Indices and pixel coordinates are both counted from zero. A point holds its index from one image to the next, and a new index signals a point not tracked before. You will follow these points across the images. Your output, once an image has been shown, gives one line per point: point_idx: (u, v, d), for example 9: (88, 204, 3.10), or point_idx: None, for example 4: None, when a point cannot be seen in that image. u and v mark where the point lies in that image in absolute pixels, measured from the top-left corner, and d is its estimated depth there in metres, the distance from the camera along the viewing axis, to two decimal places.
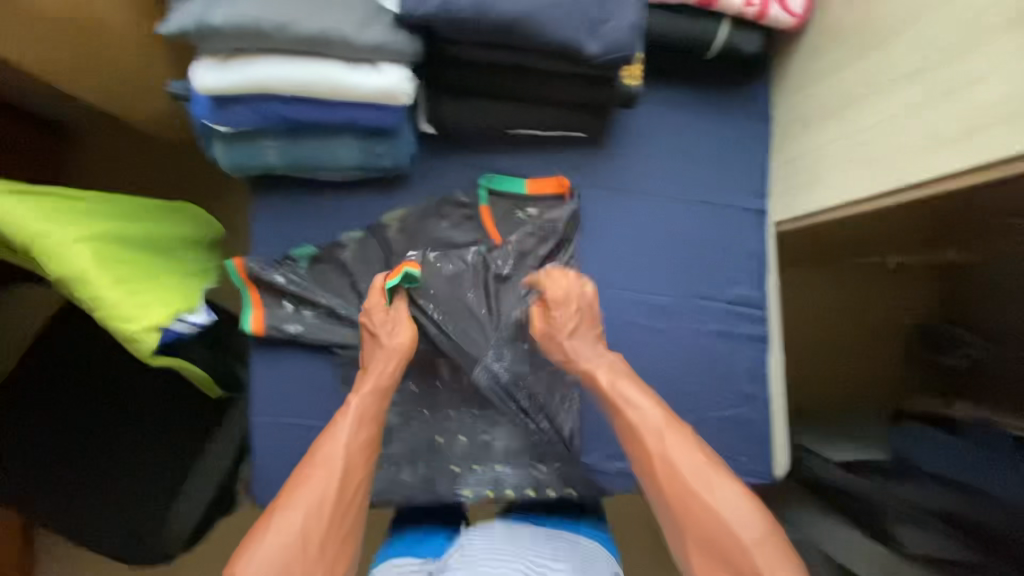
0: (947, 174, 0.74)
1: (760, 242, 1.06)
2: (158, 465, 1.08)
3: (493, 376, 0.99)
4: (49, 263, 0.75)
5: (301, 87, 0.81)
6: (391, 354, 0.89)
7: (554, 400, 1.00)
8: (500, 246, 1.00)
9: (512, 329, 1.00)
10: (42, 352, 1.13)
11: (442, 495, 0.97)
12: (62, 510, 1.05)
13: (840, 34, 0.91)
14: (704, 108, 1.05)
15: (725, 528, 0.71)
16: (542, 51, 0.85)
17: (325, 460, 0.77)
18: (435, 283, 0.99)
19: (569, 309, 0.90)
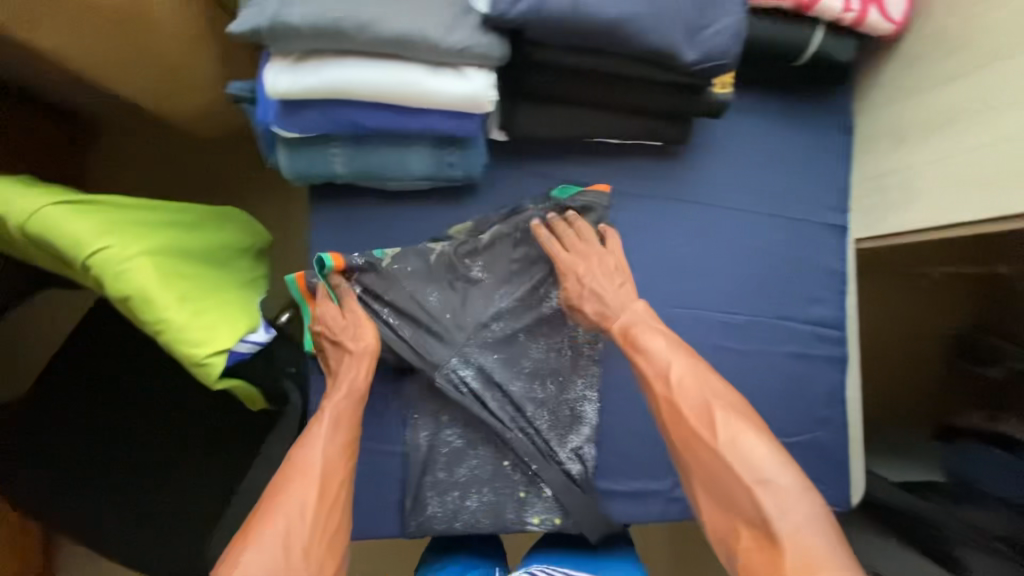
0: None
1: (839, 260, 1.02)
2: (198, 484, 1.02)
3: (457, 382, 0.91)
4: (110, 281, 0.69)
5: (381, 93, 0.75)
6: (362, 357, 0.85)
7: (529, 415, 0.93)
8: (465, 243, 0.92)
9: (476, 335, 0.92)
10: (79, 356, 1.06)
11: (510, 522, 0.92)
12: (97, 525, 0.97)
13: (946, 44, 0.86)
14: (784, 117, 1.00)
15: (728, 468, 0.67)
16: (636, 57, 0.79)
17: (304, 468, 0.73)
18: (394, 285, 0.90)
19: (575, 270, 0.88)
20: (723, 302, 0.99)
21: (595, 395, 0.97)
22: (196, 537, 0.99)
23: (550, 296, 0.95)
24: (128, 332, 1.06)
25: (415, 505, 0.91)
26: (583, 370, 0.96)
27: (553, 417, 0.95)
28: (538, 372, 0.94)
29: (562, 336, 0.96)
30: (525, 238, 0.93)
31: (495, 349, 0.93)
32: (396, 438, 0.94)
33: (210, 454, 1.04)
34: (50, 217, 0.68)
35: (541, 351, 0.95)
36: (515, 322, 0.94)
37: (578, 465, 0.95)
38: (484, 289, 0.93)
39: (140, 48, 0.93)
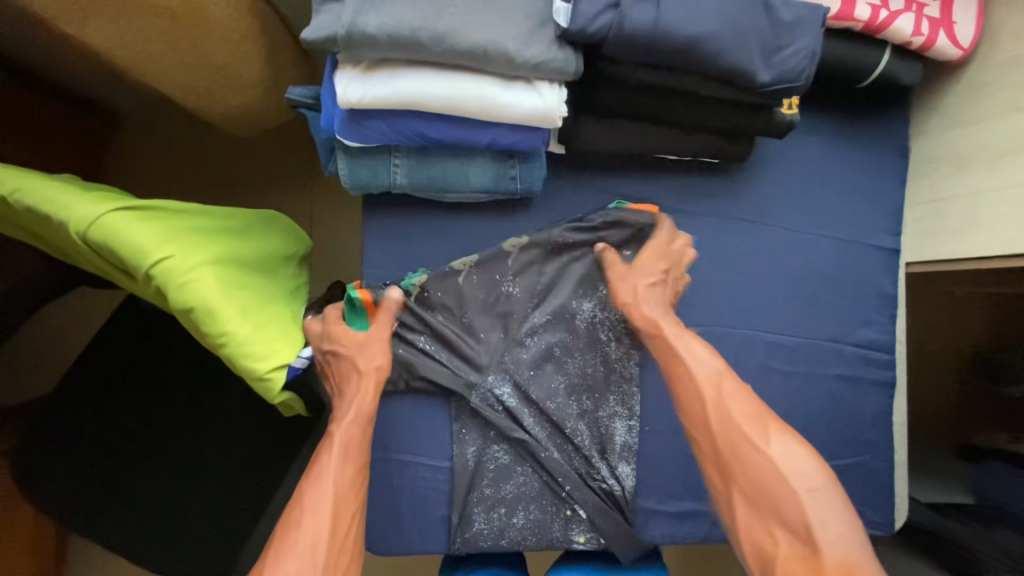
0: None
1: (890, 283, 1.01)
2: (226, 498, 0.95)
3: (491, 402, 0.90)
4: (171, 293, 0.66)
5: (451, 105, 0.72)
6: (369, 376, 0.80)
7: (568, 431, 0.91)
8: (499, 262, 0.91)
9: (512, 351, 0.91)
10: (97, 344, 0.98)
11: (556, 539, 0.90)
12: (119, 530, 0.91)
13: (1016, 75, 0.86)
14: (841, 138, 0.99)
15: (776, 475, 0.64)
16: (709, 77, 0.77)
17: (315, 503, 0.67)
18: (430, 306, 0.90)
19: (658, 264, 0.87)
20: (776, 323, 0.97)
21: (627, 411, 0.94)
22: (225, 553, 0.93)
23: (580, 308, 0.93)
24: (155, 328, 1.00)
25: (461, 521, 0.90)
26: (616, 387, 0.94)
27: (590, 435, 0.92)
28: (573, 387, 0.92)
29: (596, 353, 0.93)
30: (561, 254, 0.92)
31: (530, 365, 0.91)
32: (441, 453, 0.91)
33: (239, 462, 0.97)
34: (109, 223, 0.64)
35: (576, 367, 0.93)
36: (549, 337, 0.92)
37: (616, 484, 0.92)
38: (517, 305, 0.92)
39: (188, 44, 0.90)
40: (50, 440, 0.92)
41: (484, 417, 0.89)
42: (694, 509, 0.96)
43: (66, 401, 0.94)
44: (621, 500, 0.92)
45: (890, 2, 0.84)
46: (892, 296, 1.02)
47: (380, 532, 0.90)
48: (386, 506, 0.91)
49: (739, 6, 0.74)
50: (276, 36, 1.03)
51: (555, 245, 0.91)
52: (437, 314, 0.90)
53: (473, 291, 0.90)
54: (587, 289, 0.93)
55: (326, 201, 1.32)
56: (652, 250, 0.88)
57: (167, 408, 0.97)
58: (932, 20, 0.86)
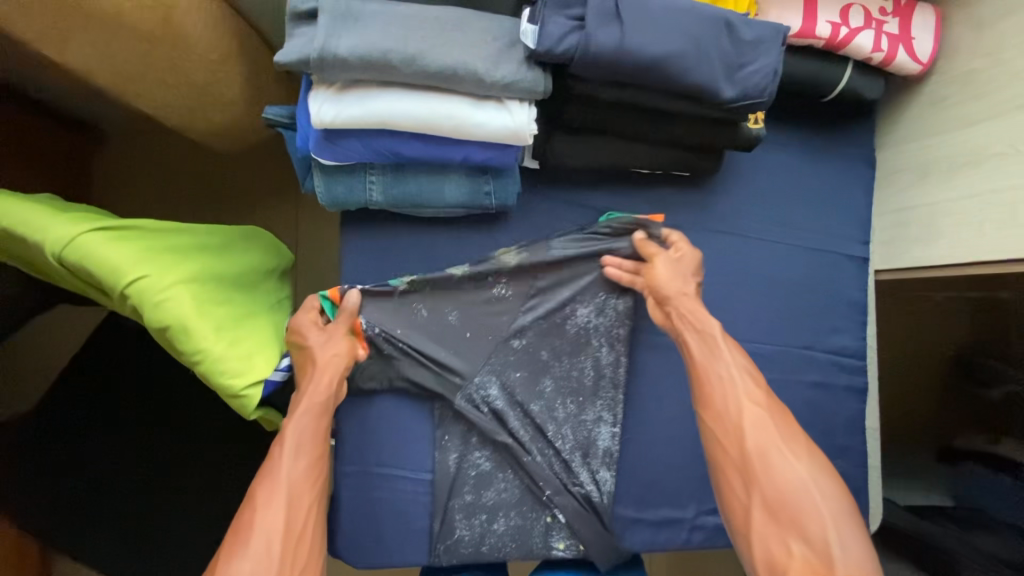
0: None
1: (860, 291, 1.03)
2: (207, 515, 0.95)
3: (477, 404, 0.90)
4: (146, 312, 0.67)
5: (423, 125, 0.74)
6: (327, 366, 0.78)
7: (550, 434, 0.92)
8: (492, 264, 0.90)
9: (502, 353, 0.91)
10: (76, 363, 0.99)
11: (536, 548, 0.91)
12: (97, 548, 0.91)
13: (974, 88, 0.88)
14: (811, 150, 1.02)
15: (802, 488, 0.66)
16: (675, 94, 0.80)
17: (269, 501, 0.67)
18: (419, 304, 0.89)
19: (688, 266, 0.87)
20: (750, 332, 0.99)
21: (611, 417, 0.95)
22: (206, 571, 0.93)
23: (575, 312, 0.93)
24: (135, 344, 1.01)
25: (442, 528, 0.90)
26: (602, 394, 0.95)
27: (573, 439, 0.93)
28: (559, 392, 0.93)
29: (585, 358, 0.94)
30: (559, 260, 0.91)
31: (518, 367, 0.92)
32: (422, 465, 0.92)
33: (220, 480, 0.97)
34: (84, 243, 0.66)
35: (562, 371, 0.93)
36: (538, 340, 0.92)
37: (595, 489, 0.93)
38: (508, 307, 0.92)
39: (168, 64, 0.92)
40: (28, 461, 0.92)
41: (469, 421, 0.90)
42: (672, 517, 0.97)
43: (45, 420, 0.94)
44: (599, 506, 0.93)
45: (851, 19, 0.87)
46: (862, 304, 1.04)
47: (360, 545, 0.91)
48: (366, 520, 0.91)
49: (702, 26, 0.76)
50: (257, 55, 1.05)
51: (552, 251, 0.91)
52: (423, 312, 0.89)
53: (463, 291, 0.90)
54: (583, 293, 0.93)
55: (310, 216, 1.34)
56: (690, 254, 0.88)
57: (148, 426, 0.97)
58: (892, 36, 0.89)
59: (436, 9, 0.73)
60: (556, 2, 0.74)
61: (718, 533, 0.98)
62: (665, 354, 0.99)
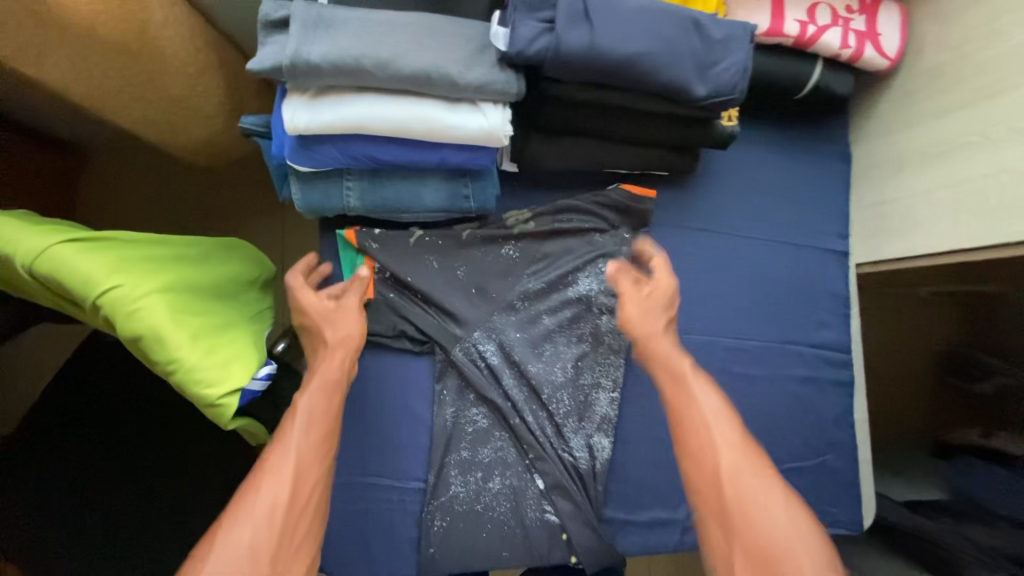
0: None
1: (842, 284, 1.03)
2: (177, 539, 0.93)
3: (475, 357, 0.91)
4: (119, 320, 0.66)
5: (399, 129, 0.74)
6: (337, 346, 0.79)
7: (545, 397, 0.92)
8: (495, 221, 0.93)
9: (503, 312, 0.93)
10: (56, 387, 0.98)
11: (532, 540, 0.88)
12: None
13: (940, 80, 0.89)
14: (786, 146, 1.03)
15: (785, 541, 0.58)
16: (647, 92, 0.81)
17: (277, 465, 0.62)
18: (432, 257, 0.92)
19: (660, 298, 0.81)
20: (733, 327, 0.99)
21: (610, 383, 0.94)
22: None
23: (577, 281, 0.95)
24: (110, 368, 0.99)
25: (437, 483, 0.88)
26: (602, 359, 0.94)
27: (567, 404, 0.92)
28: (558, 354, 0.93)
29: (587, 323, 0.95)
30: (564, 229, 0.94)
31: (519, 326, 0.93)
32: (413, 473, 0.89)
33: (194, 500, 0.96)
34: (55, 255, 0.65)
35: (565, 335, 0.94)
36: (539, 302, 0.94)
37: (586, 456, 0.92)
38: (512, 269, 0.94)
39: (145, 78, 0.92)
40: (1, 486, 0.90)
41: (462, 372, 0.90)
42: (664, 517, 0.93)
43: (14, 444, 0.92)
44: (588, 473, 0.91)
45: (818, 17, 0.88)
46: (845, 297, 1.03)
47: (343, 557, 0.87)
48: (350, 534, 0.87)
49: (671, 26, 0.77)
50: (234, 69, 1.06)
51: (560, 214, 0.94)
52: (433, 266, 0.92)
53: (471, 252, 0.93)
54: (586, 262, 0.95)
55: (294, 230, 1.33)
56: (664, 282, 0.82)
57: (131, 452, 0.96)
58: (859, 33, 0.91)
59: (407, 15, 0.74)
60: (526, 6, 0.74)
61: None
62: None
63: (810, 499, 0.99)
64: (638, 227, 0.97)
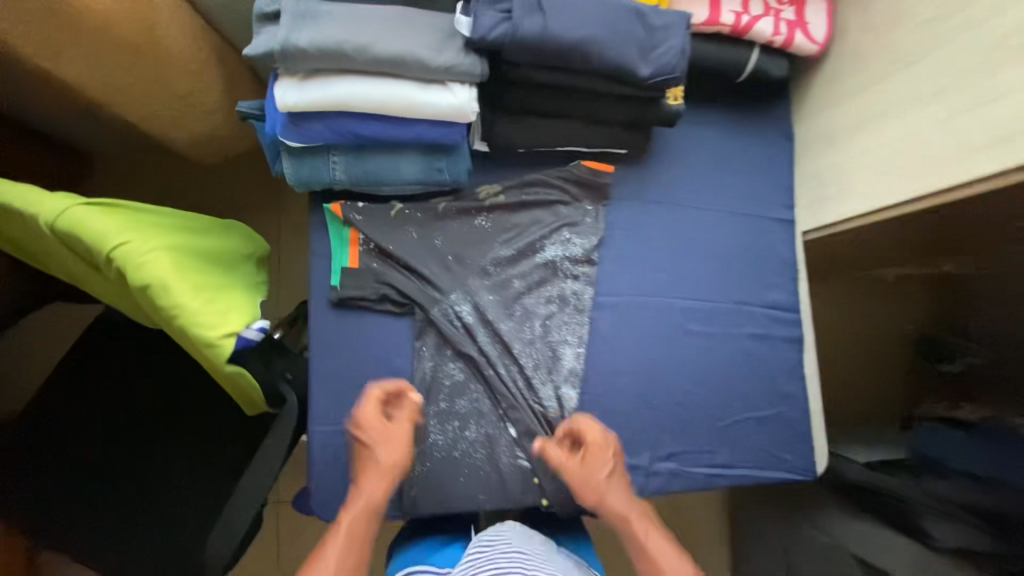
0: (985, 173, 0.80)
1: (790, 250, 1.12)
2: (180, 489, 1.10)
3: (452, 317, 1.00)
4: (129, 270, 0.75)
5: (378, 106, 0.84)
6: (384, 470, 0.87)
7: (516, 352, 1.00)
8: (468, 196, 1.03)
9: (477, 276, 1.02)
10: (79, 361, 1.16)
11: (505, 482, 0.97)
12: (72, 526, 1.07)
13: (862, 61, 1.00)
14: (733, 126, 1.13)
15: None
16: (598, 74, 0.91)
17: None
18: (410, 228, 1.01)
19: (607, 452, 0.92)
20: (689, 289, 1.08)
21: (576, 339, 1.03)
22: (178, 538, 1.08)
23: (543, 248, 1.04)
24: (126, 347, 1.18)
25: (417, 431, 0.96)
26: (569, 319, 1.03)
27: (535, 358, 1.01)
28: (527, 314, 1.03)
29: (553, 286, 1.04)
30: (531, 202, 1.04)
31: (491, 289, 1.02)
32: (395, 423, 0.97)
33: (194, 458, 1.13)
34: (74, 214, 0.75)
35: (534, 296, 1.03)
36: (510, 268, 1.03)
37: (555, 405, 1.00)
38: (485, 237, 1.03)
39: (152, 75, 1.03)
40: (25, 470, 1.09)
41: (440, 330, 0.99)
42: (629, 463, 1.01)
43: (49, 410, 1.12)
44: (556, 420, 0.99)
45: (751, 7, 1.00)
46: (792, 261, 1.12)
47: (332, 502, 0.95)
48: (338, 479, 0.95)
49: (615, 15, 0.88)
50: (232, 69, 1.17)
51: (526, 187, 1.05)
52: (412, 235, 1.01)
53: (447, 223, 1.03)
54: (552, 230, 1.04)
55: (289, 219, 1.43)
56: (591, 435, 0.94)
57: (133, 424, 1.13)
58: (789, 22, 1.02)
59: (384, 8, 0.85)
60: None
61: (672, 479, 1.02)
62: (613, 313, 1.05)
63: (767, 447, 1.06)
64: (599, 199, 1.06)
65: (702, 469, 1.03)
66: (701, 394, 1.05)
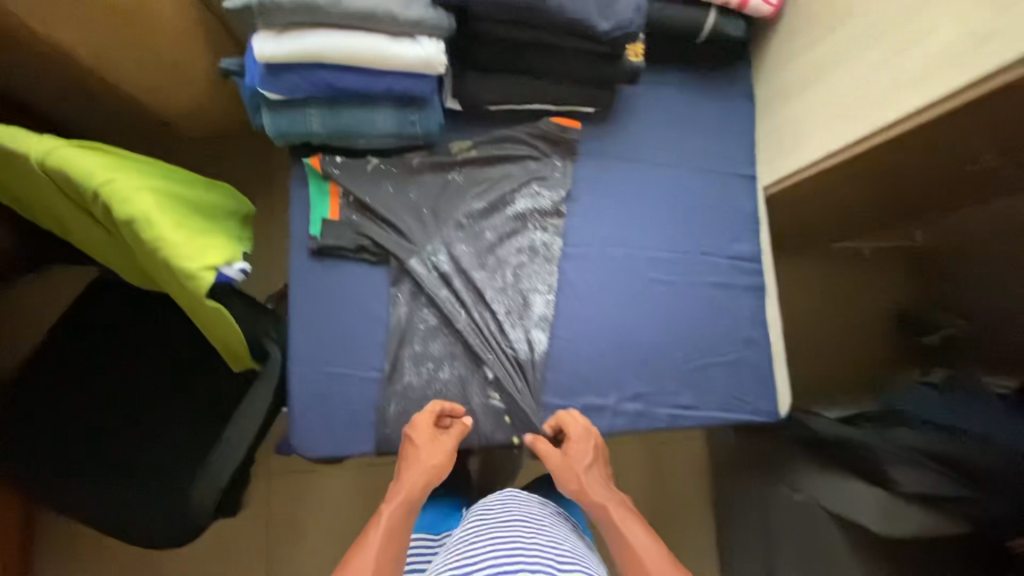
0: (921, 107, 0.85)
1: (751, 204, 1.18)
2: (170, 438, 1.15)
3: (428, 266, 1.05)
4: (113, 203, 0.80)
5: (351, 57, 0.90)
6: (426, 466, 0.91)
7: (488, 298, 1.05)
8: (442, 152, 1.09)
9: (451, 228, 1.07)
10: (76, 321, 1.20)
11: (478, 420, 1.02)
12: (62, 474, 1.10)
13: (813, 18, 1.05)
14: (696, 88, 1.19)
15: None
16: (560, 29, 0.97)
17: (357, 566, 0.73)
18: (388, 183, 1.07)
19: (587, 443, 0.98)
20: (654, 240, 1.13)
21: (545, 286, 1.08)
22: (166, 485, 1.12)
23: (514, 201, 1.09)
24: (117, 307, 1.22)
25: (392, 371, 1.01)
26: (539, 268, 1.08)
27: (507, 305, 1.06)
28: (499, 263, 1.07)
29: (524, 236, 1.09)
30: (502, 158, 1.10)
31: (465, 240, 1.07)
32: (372, 364, 1.02)
33: (183, 410, 1.17)
34: (62, 151, 0.79)
35: (506, 247, 1.08)
36: (483, 220, 1.08)
37: (526, 348, 1.04)
38: (459, 191, 1.08)
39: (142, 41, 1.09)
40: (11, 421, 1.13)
41: (414, 278, 1.04)
42: (597, 403, 1.05)
43: (45, 365, 1.17)
44: (527, 362, 1.04)
45: None
46: (754, 214, 1.17)
47: (313, 439, 0.99)
48: (318, 417, 1.00)
49: None
50: (218, 39, 1.23)
51: (498, 143, 1.10)
52: (389, 190, 1.06)
53: (423, 178, 1.08)
54: (523, 183, 1.09)
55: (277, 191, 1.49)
56: (571, 428, 0.99)
57: (127, 379, 1.18)
58: None
59: None
60: None
61: (638, 418, 1.06)
62: (582, 262, 1.10)
63: (731, 389, 1.10)
64: (567, 154, 1.12)
65: (667, 409, 1.07)
66: (666, 339, 1.10)
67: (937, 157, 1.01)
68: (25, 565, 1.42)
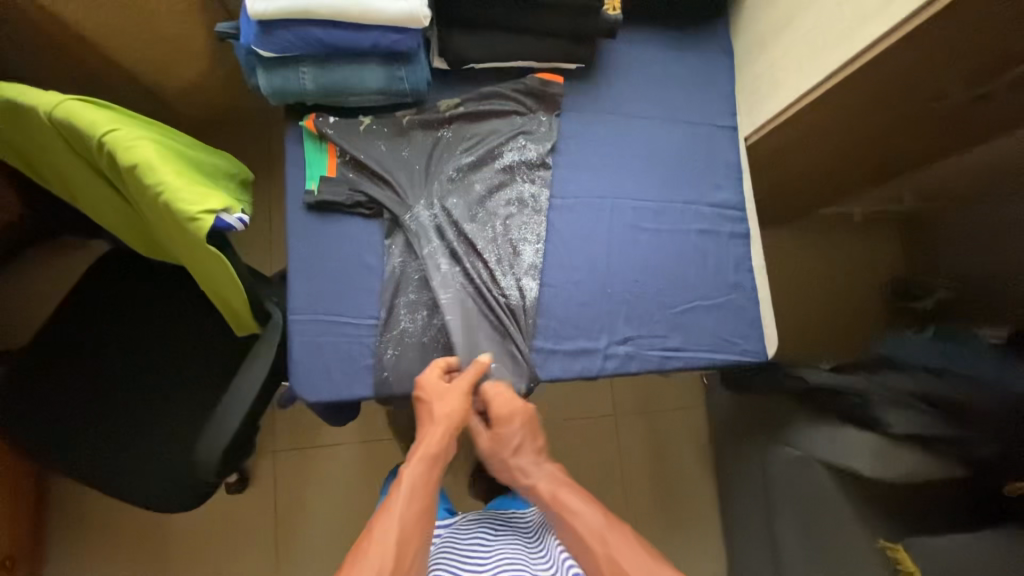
0: (883, 34, 0.89)
1: (734, 154, 1.21)
2: (176, 398, 1.19)
3: (420, 220, 1.08)
4: (117, 152, 0.84)
5: (339, 12, 0.95)
6: (442, 419, 0.94)
7: (480, 248, 1.08)
8: (432, 110, 1.13)
9: (441, 183, 1.10)
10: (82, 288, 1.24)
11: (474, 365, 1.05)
12: (72, 434, 1.14)
13: None
14: (676, 45, 1.23)
15: None
16: None
17: (381, 537, 0.77)
18: (381, 141, 1.10)
19: (512, 424, 0.97)
20: (640, 191, 1.16)
21: (535, 237, 1.11)
22: (173, 442, 1.15)
23: (502, 155, 1.13)
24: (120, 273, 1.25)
25: (388, 319, 1.05)
26: (528, 218, 1.12)
27: (498, 254, 1.09)
28: (489, 215, 1.11)
29: (513, 189, 1.13)
30: (489, 115, 1.14)
31: (455, 194, 1.10)
32: (368, 314, 1.05)
33: (187, 371, 1.21)
34: (68, 106, 0.84)
35: (496, 200, 1.12)
36: (472, 175, 1.12)
37: (517, 295, 1.08)
38: (449, 148, 1.12)
39: None
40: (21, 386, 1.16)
41: (408, 231, 1.07)
42: (588, 346, 1.08)
43: (54, 330, 1.20)
44: (519, 308, 1.07)
45: None
46: (737, 165, 1.21)
47: (315, 389, 1.02)
48: (320, 367, 1.03)
49: None
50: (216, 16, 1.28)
51: (485, 100, 1.14)
52: (381, 147, 1.10)
53: (414, 136, 1.12)
54: (511, 137, 1.13)
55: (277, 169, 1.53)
56: (495, 408, 0.98)
57: (132, 343, 1.21)
58: None
59: None
60: None
61: (627, 361, 1.09)
62: (572, 212, 1.13)
63: (720, 331, 1.13)
64: (552, 109, 1.15)
65: (656, 352, 1.10)
66: (653, 284, 1.13)
67: (908, 94, 1.04)
68: (39, 533, 1.46)
